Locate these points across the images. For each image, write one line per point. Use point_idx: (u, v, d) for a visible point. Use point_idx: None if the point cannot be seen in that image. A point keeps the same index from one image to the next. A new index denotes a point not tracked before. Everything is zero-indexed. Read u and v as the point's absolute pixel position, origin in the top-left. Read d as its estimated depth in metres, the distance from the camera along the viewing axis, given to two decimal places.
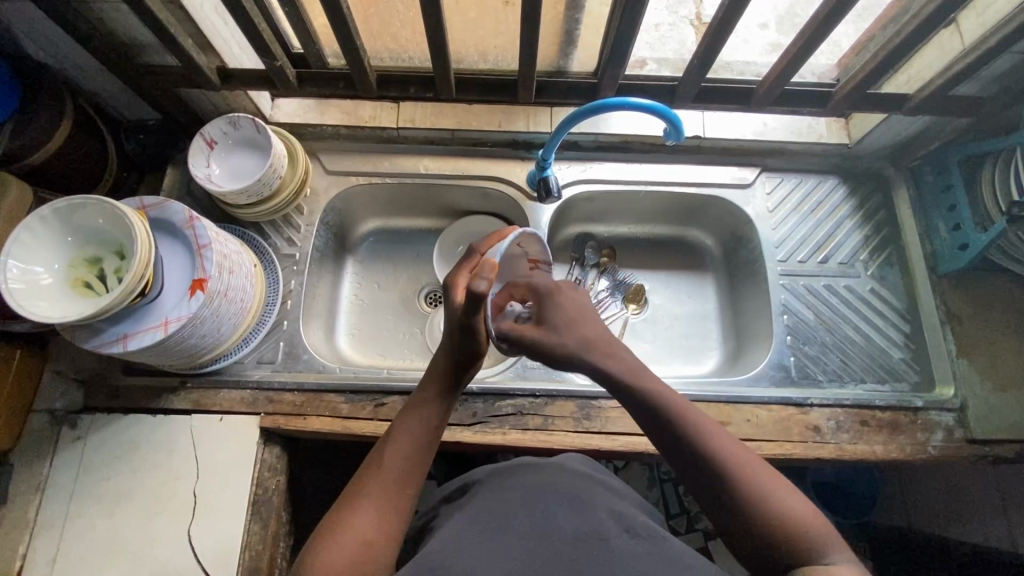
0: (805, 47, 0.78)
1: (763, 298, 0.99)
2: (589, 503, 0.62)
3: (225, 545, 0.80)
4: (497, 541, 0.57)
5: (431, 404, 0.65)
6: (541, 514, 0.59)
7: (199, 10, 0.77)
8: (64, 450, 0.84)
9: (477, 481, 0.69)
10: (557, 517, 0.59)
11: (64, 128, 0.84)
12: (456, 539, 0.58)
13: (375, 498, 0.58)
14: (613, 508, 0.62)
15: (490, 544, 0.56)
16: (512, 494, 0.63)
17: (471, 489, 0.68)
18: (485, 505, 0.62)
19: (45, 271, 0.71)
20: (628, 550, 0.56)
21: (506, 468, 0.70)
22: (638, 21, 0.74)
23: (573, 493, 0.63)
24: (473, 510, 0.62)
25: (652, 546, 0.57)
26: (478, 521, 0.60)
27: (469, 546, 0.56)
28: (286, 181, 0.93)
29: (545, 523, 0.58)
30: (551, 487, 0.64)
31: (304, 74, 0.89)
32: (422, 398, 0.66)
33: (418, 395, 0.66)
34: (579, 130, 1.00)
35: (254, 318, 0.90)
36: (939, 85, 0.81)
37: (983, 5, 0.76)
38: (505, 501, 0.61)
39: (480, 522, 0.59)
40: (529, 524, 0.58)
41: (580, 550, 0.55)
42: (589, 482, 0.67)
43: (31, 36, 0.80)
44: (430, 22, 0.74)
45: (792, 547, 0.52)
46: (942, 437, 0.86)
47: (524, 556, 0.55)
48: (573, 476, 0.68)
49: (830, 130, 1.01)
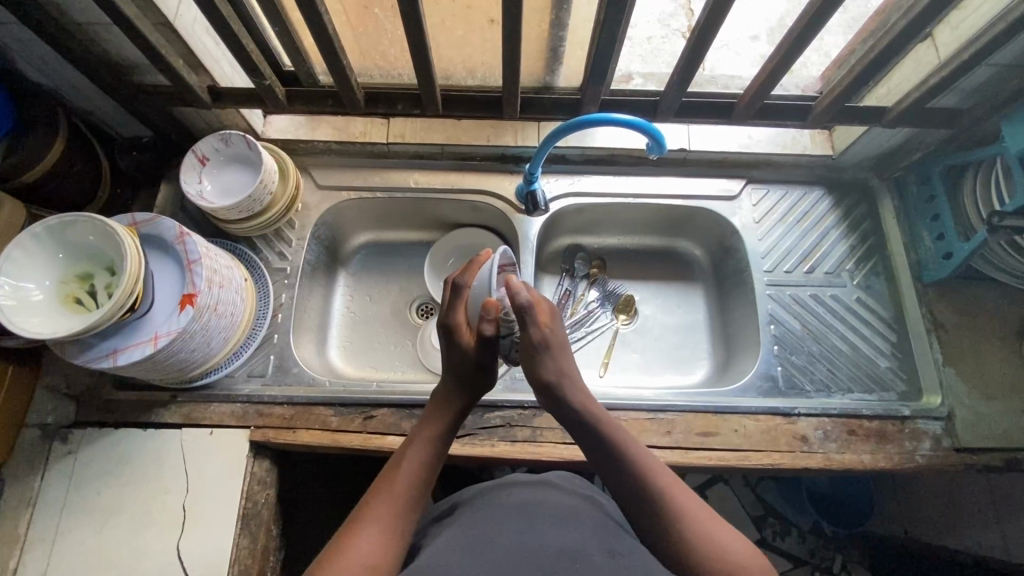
0: (783, 62, 0.79)
1: (751, 309, 1.00)
2: (575, 522, 0.62)
3: (213, 560, 0.80)
4: (483, 555, 0.56)
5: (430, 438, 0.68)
6: (527, 530, 0.59)
7: (189, 31, 0.79)
8: (56, 464, 0.85)
9: (466, 501, 0.69)
10: (544, 534, 0.59)
11: (59, 145, 0.86)
12: (443, 554, 0.57)
13: (376, 525, 0.59)
14: (599, 528, 0.62)
15: (476, 558, 0.55)
16: (498, 513, 0.63)
17: (461, 508, 0.68)
18: (471, 522, 0.62)
19: (37, 287, 0.72)
20: (609, 566, 0.55)
21: (495, 486, 0.70)
22: (618, 39, 0.75)
23: (558, 513, 0.63)
24: (460, 529, 0.61)
25: (632, 563, 0.56)
26: (464, 537, 0.59)
27: (454, 560, 0.55)
28: (277, 196, 0.94)
29: (532, 539, 0.58)
30: (537, 506, 0.64)
31: (293, 92, 0.91)
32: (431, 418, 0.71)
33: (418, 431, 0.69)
34: (566, 144, 1.01)
35: (245, 332, 0.91)
36: (916, 98, 0.82)
37: (957, 19, 0.77)
38: (492, 519, 0.61)
39: (466, 539, 0.59)
40: (514, 539, 0.58)
41: (565, 562, 0.54)
42: (577, 502, 0.67)
43: (26, 57, 0.82)
44: (414, 42, 0.76)
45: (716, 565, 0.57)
46: (930, 446, 0.87)
47: (510, 567, 0.54)
48: (561, 494, 0.68)
49: (814, 142, 1.03)
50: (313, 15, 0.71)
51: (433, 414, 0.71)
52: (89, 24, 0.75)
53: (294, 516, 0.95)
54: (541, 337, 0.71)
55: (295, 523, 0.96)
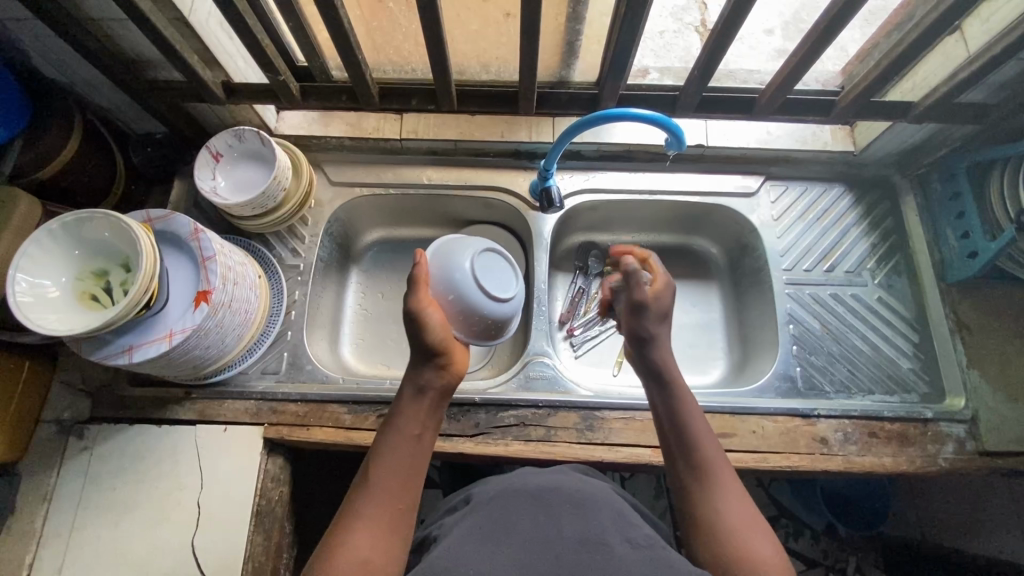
0: (806, 57, 0.78)
1: (768, 308, 0.98)
2: (591, 506, 0.59)
3: (227, 555, 0.80)
4: (498, 545, 0.54)
5: (412, 414, 0.66)
6: (541, 517, 0.57)
7: (204, 26, 0.79)
8: (71, 459, 0.85)
9: (479, 489, 0.68)
10: (559, 520, 0.56)
11: (73, 142, 0.86)
12: (457, 545, 0.55)
13: (364, 522, 0.57)
14: (617, 513, 0.59)
15: (491, 548, 0.54)
16: (509, 500, 0.60)
17: (474, 496, 0.67)
18: (485, 509, 0.61)
19: (53, 284, 0.72)
20: (628, 554, 0.52)
21: (508, 474, 0.69)
22: (638, 34, 0.73)
23: (573, 496, 0.60)
24: (472, 517, 0.59)
25: (652, 552, 0.54)
26: (480, 525, 0.57)
27: (468, 551, 0.54)
28: (290, 192, 0.94)
29: (547, 527, 0.55)
30: (551, 490, 0.61)
31: (307, 88, 0.90)
32: (403, 404, 0.66)
33: (397, 410, 0.66)
34: (582, 141, 1.00)
35: (259, 328, 0.91)
36: (943, 92, 0.81)
37: (987, 12, 0.75)
38: (507, 504, 0.60)
39: (479, 528, 0.57)
40: (529, 527, 0.55)
41: (582, 551, 0.52)
42: (592, 485, 0.64)
43: (42, 53, 0.82)
44: (430, 38, 0.75)
45: (711, 522, 0.60)
46: (953, 450, 0.85)
47: (527, 559, 0.52)
48: (578, 478, 0.66)
49: (835, 138, 1.00)
50: (329, 10, 0.70)
51: (406, 400, 0.67)
52: (104, 19, 0.75)
53: (307, 513, 0.95)
54: (642, 299, 0.72)
55: (308, 520, 0.96)
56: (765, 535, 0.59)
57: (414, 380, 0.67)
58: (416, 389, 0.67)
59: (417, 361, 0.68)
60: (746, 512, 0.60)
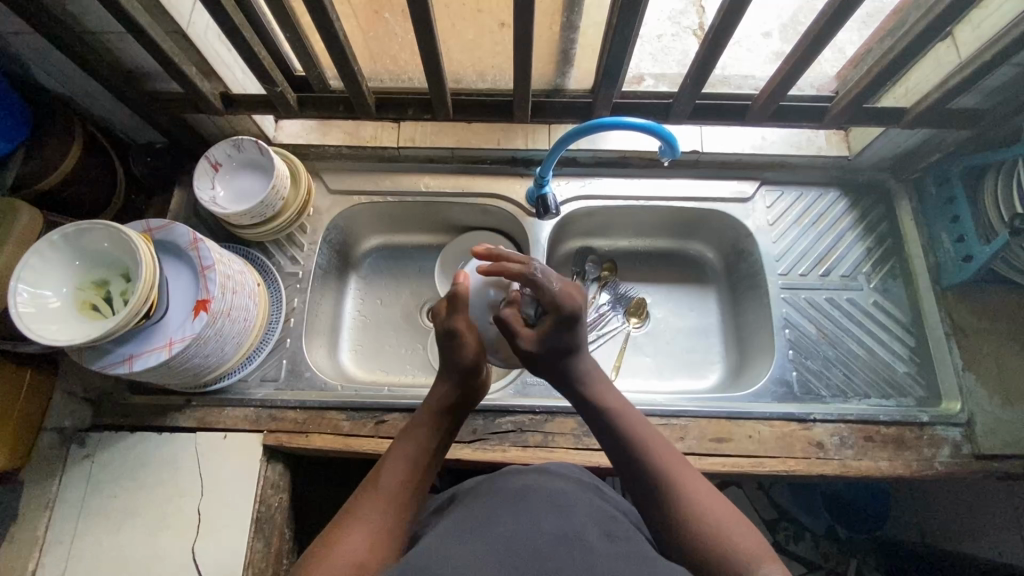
0: (799, 64, 0.78)
1: (764, 312, 0.99)
2: (573, 506, 0.59)
3: (227, 560, 0.81)
4: (476, 543, 0.53)
5: (428, 427, 0.68)
6: (523, 514, 0.56)
7: (202, 39, 0.80)
8: (73, 468, 0.87)
9: (466, 489, 0.68)
10: (540, 518, 0.56)
11: (73, 154, 0.87)
12: (438, 544, 0.54)
13: (367, 522, 0.58)
14: (598, 512, 0.59)
15: (469, 545, 0.52)
16: (493, 500, 0.60)
17: (460, 497, 0.67)
18: (467, 508, 0.60)
19: (54, 294, 0.73)
20: (607, 548, 0.52)
21: (493, 476, 0.68)
22: (631, 43, 0.74)
23: (556, 497, 0.60)
24: (456, 517, 0.59)
25: (632, 546, 0.54)
26: (462, 523, 0.57)
27: (447, 549, 0.52)
28: (289, 201, 0.95)
29: (528, 525, 0.54)
30: (535, 491, 0.61)
31: (305, 98, 0.91)
32: (425, 417, 0.69)
33: (417, 420, 0.69)
34: (577, 148, 1.01)
35: (258, 336, 0.91)
36: (935, 98, 0.81)
37: (979, 18, 0.76)
38: (491, 503, 0.59)
39: (461, 528, 0.56)
40: (510, 525, 0.54)
41: (562, 547, 0.51)
42: (577, 488, 0.64)
43: (42, 65, 0.83)
44: (425, 49, 0.75)
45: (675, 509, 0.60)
46: (949, 453, 0.85)
47: (503, 558, 0.50)
48: (562, 480, 0.66)
49: (830, 143, 1.01)
50: (325, 22, 0.71)
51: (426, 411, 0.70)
52: (104, 32, 0.76)
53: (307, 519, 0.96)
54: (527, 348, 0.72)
55: (306, 525, 0.96)
56: (732, 513, 0.59)
57: (440, 398, 0.71)
58: (435, 408, 0.70)
59: (446, 383, 0.72)
60: (707, 497, 0.60)
